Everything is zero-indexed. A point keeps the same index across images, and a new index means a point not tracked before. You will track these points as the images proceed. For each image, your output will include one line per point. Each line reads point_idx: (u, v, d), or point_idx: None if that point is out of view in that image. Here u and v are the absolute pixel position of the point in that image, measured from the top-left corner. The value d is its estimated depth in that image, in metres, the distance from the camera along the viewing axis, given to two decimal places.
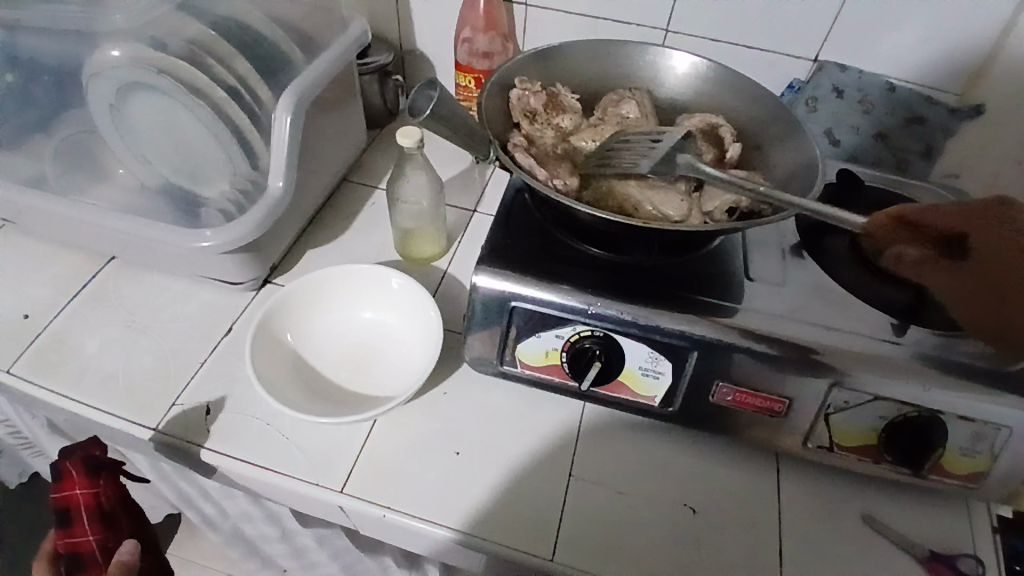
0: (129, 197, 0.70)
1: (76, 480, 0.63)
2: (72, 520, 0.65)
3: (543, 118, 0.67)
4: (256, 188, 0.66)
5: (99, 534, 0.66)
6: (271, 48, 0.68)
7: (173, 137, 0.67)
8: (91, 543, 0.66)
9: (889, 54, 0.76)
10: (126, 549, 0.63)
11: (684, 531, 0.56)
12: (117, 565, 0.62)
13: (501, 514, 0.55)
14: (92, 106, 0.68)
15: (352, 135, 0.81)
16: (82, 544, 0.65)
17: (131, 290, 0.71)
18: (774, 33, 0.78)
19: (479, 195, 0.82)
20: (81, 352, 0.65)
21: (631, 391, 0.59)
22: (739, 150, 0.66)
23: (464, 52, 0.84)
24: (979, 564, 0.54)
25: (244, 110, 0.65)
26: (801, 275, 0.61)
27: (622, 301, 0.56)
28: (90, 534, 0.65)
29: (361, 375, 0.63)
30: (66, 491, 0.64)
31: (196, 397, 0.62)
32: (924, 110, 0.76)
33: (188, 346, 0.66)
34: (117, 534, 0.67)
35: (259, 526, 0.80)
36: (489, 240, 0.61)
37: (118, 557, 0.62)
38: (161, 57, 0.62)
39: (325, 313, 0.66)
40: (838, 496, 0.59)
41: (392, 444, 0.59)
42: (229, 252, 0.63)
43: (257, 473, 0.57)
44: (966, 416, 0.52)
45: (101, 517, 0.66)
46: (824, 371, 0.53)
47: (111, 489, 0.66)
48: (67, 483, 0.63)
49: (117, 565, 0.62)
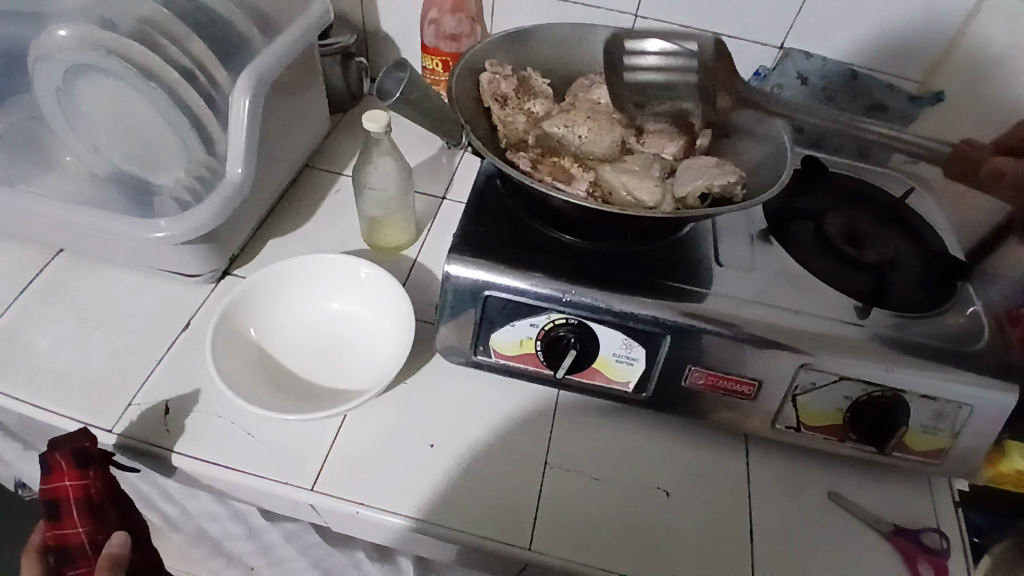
0: (79, 186, 0.66)
1: (63, 472, 0.54)
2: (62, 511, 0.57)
3: (513, 103, 0.65)
4: (214, 176, 0.63)
5: (88, 527, 0.58)
6: (228, 28, 0.65)
7: (124, 121, 0.63)
8: (80, 536, 0.58)
9: (852, 42, 0.78)
10: (116, 542, 0.56)
11: (658, 514, 0.56)
12: (106, 558, 0.56)
13: (478, 504, 0.55)
14: (37, 88, 0.63)
15: (314, 119, 0.78)
16: (71, 537, 0.58)
17: (82, 284, 0.67)
18: (741, 20, 0.79)
19: (447, 182, 0.80)
20: (29, 349, 0.61)
21: (605, 378, 0.59)
22: (708, 137, 0.67)
23: (431, 34, 0.81)
24: (942, 538, 0.57)
25: (200, 93, 0.62)
26: (768, 260, 0.62)
27: (595, 288, 0.56)
28: (79, 527, 0.58)
29: (329, 369, 0.61)
30: (55, 483, 0.55)
31: (156, 395, 0.59)
32: (885, 98, 0.78)
33: (145, 341, 0.63)
34: (107, 527, 0.59)
35: (224, 524, 0.77)
36: (461, 228, 0.60)
37: (107, 551, 0.56)
38: (112, 36, 0.59)
39: (291, 306, 0.64)
40: (805, 474, 0.60)
41: (364, 438, 0.58)
42: (186, 242, 0.60)
43: (223, 472, 0.55)
44: (928, 395, 0.54)
45: (89, 508, 0.58)
46: (792, 354, 0.54)
47: (101, 481, 0.57)
48: (55, 476, 0.54)
49: (107, 558, 0.56)
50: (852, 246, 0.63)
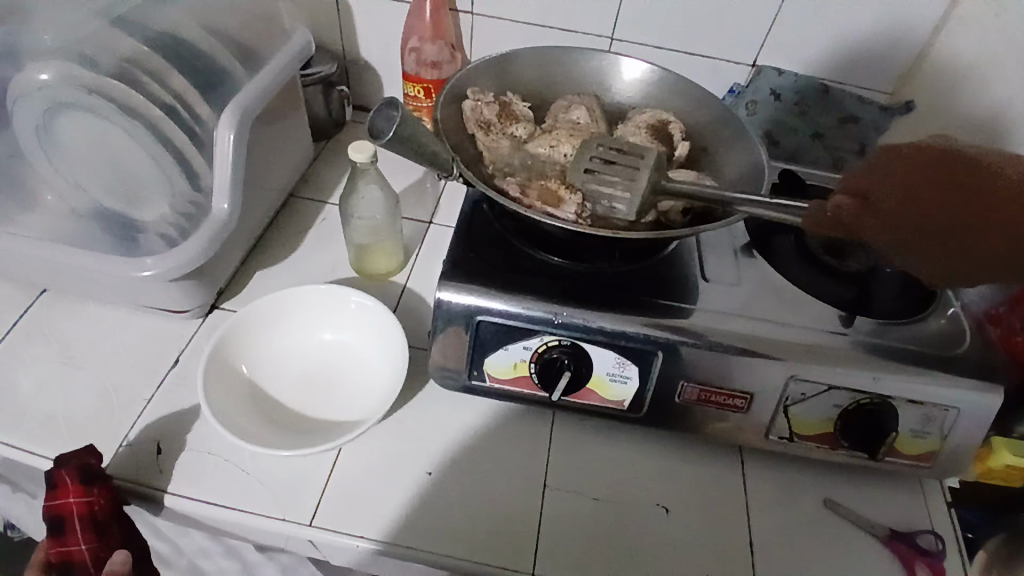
0: (59, 224, 0.65)
1: (69, 486, 0.52)
2: (65, 528, 0.53)
3: (497, 128, 0.66)
4: (200, 211, 0.63)
5: (92, 543, 0.54)
6: (210, 62, 0.65)
7: (106, 158, 0.63)
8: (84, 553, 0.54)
9: (821, 58, 0.80)
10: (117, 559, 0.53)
11: (659, 531, 0.57)
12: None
13: (479, 531, 0.55)
14: (15, 127, 0.63)
15: (297, 148, 0.78)
16: (74, 554, 0.54)
17: (66, 323, 0.66)
18: (715, 40, 0.81)
19: (433, 206, 0.81)
20: (14, 393, 0.60)
21: (600, 397, 0.59)
22: (686, 148, 0.68)
23: (412, 61, 0.82)
24: (937, 541, 0.58)
25: (183, 128, 0.62)
26: (753, 274, 0.63)
27: (587, 309, 0.56)
28: (82, 543, 0.54)
29: (322, 401, 0.61)
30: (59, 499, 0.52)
31: (146, 435, 0.58)
32: (857, 110, 0.81)
33: (133, 380, 0.62)
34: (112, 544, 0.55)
35: (218, 561, 0.75)
36: (450, 254, 0.61)
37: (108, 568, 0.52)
38: (90, 74, 0.59)
39: (282, 338, 0.64)
40: (800, 483, 0.61)
41: (362, 470, 0.57)
42: (174, 278, 0.60)
43: (219, 511, 0.54)
44: (915, 401, 0.55)
45: (93, 525, 0.53)
46: (782, 365, 0.55)
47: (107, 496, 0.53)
48: (60, 491, 0.52)
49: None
50: (834, 257, 0.65)
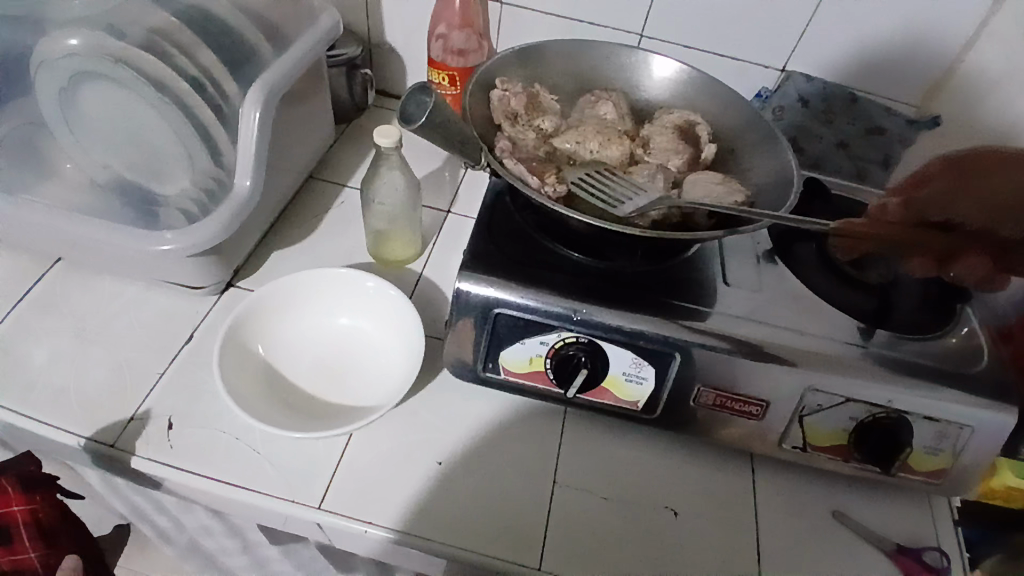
0: (78, 195, 0.65)
1: (11, 499, 0.79)
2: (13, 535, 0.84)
3: (523, 120, 0.66)
4: (222, 188, 0.62)
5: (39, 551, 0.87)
6: (237, 39, 0.65)
7: (129, 130, 0.62)
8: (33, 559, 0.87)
9: (850, 66, 0.80)
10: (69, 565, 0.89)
11: (667, 534, 0.56)
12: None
13: (486, 524, 0.54)
14: (38, 95, 0.63)
15: (319, 130, 0.77)
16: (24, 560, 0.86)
17: (80, 294, 0.66)
18: (744, 43, 0.80)
19: (452, 195, 0.80)
20: (27, 362, 0.60)
21: (614, 397, 0.59)
22: (713, 150, 0.67)
23: (439, 48, 0.82)
24: (942, 558, 0.57)
25: (208, 103, 0.61)
26: (774, 281, 0.63)
27: (607, 307, 0.56)
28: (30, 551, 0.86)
29: (334, 385, 0.60)
30: (6, 508, 0.80)
31: (158, 410, 0.58)
32: (882, 120, 0.80)
33: (147, 355, 0.61)
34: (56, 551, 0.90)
35: (219, 539, 0.76)
36: (471, 245, 0.60)
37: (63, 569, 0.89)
38: (119, 45, 0.58)
39: (297, 320, 0.64)
40: (809, 492, 0.61)
41: (372, 457, 0.57)
42: (193, 255, 0.59)
43: (227, 490, 0.54)
44: (931, 417, 0.55)
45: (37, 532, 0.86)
46: (799, 374, 0.55)
47: (45, 504, 0.84)
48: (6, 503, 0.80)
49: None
50: (855, 267, 0.64)
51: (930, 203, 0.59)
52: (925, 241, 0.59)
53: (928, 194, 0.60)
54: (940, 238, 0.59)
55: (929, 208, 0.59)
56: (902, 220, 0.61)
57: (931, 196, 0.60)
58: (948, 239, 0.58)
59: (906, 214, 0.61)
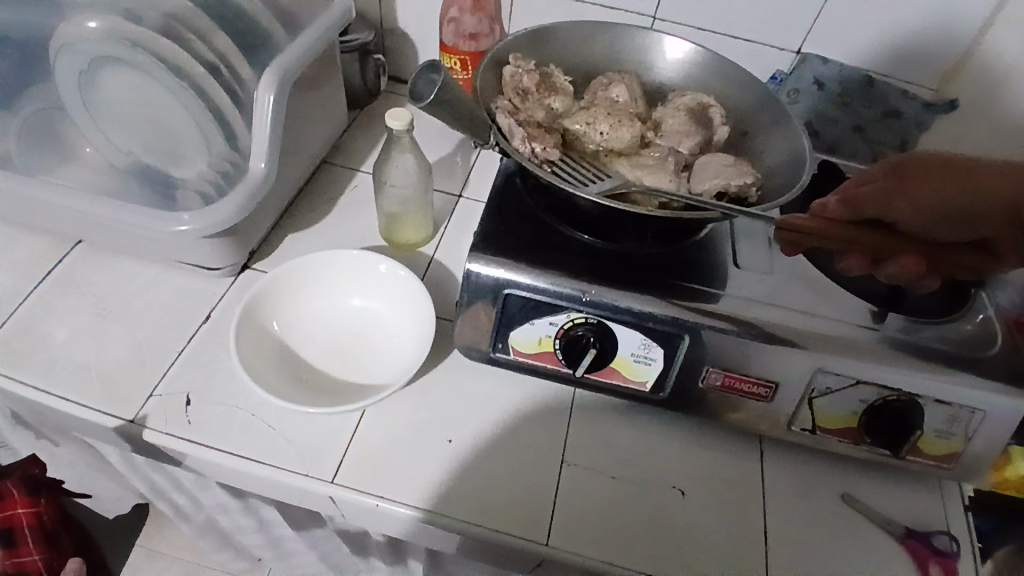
0: (97, 177, 0.67)
1: (18, 500, 1.04)
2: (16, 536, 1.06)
3: (534, 97, 0.66)
4: (237, 170, 0.63)
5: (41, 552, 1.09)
6: (252, 23, 0.65)
7: (147, 113, 0.64)
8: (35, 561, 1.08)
9: (869, 45, 0.78)
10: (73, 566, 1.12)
11: (674, 513, 0.57)
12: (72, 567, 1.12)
13: (494, 500, 0.56)
14: (58, 80, 0.64)
15: (332, 115, 0.78)
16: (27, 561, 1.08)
17: (99, 274, 0.67)
18: (757, 24, 0.79)
19: (463, 180, 0.81)
20: (49, 341, 0.62)
21: (622, 377, 0.59)
22: (725, 132, 0.66)
23: (450, 32, 0.81)
24: (952, 541, 0.58)
25: (224, 86, 0.62)
26: (787, 263, 0.62)
27: (616, 289, 0.56)
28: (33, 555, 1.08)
29: (347, 364, 0.61)
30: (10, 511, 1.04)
31: (176, 387, 0.59)
32: (899, 104, 0.79)
33: (165, 333, 0.63)
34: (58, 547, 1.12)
35: (235, 517, 0.79)
36: (481, 227, 0.61)
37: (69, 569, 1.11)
38: (136, 29, 0.59)
39: (311, 301, 0.65)
40: (817, 475, 0.61)
41: (384, 434, 0.58)
42: (209, 236, 0.61)
43: (243, 464, 0.55)
44: (942, 400, 0.55)
45: (40, 532, 1.09)
46: (809, 357, 0.55)
47: (45, 511, 1.08)
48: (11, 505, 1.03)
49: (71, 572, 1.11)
50: None
51: (870, 199, 0.57)
52: (861, 240, 0.58)
53: (868, 191, 0.58)
54: (875, 237, 0.58)
55: (864, 208, 0.57)
56: (837, 217, 0.59)
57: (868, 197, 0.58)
58: (887, 238, 0.57)
59: (845, 211, 0.59)
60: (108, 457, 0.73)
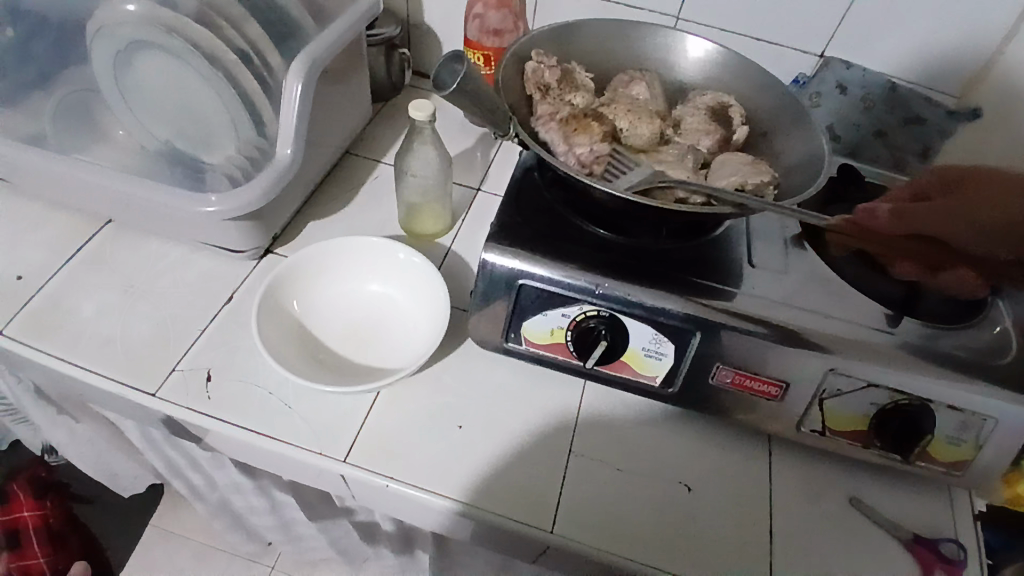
0: (129, 158, 0.69)
1: (23, 503, 1.16)
2: (24, 541, 1.16)
3: (555, 93, 0.67)
4: (263, 156, 0.65)
5: (50, 558, 1.18)
6: (283, 13, 0.67)
7: (179, 98, 0.66)
8: (41, 564, 1.17)
9: (895, 50, 0.78)
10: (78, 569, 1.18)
11: (679, 507, 0.57)
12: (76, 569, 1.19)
13: (501, 486, 0.56)
14: (96, 65, 0.67)
15: (357, 106, 0.80)
16: (34, 565, 1.16)
17: (126, 254, 0.70)
18: (781, 27, 0.79)
19: (483, 174, 0.82)
20: (78, 314, 0.64)
21: (633, 371, 0.60)
22: (745, 132, 0.67)
23: (474, 28, 0.83)
24: (961, 550, 0.57)
25: (254, 73, 0.64)
26: (802, 265, 0.62)
27: (629, 283, 0.57)
28: (39, 559, 1.17)
29: (363, 348, 0.63)
30: (16, 513, 1.15)
31: (197, 363, 0.61)
32: (923, 111, 0.78)
33: (189, 312, 0.65)
34: (65, 556, 1.19)
35: (247, 498, 0.81)
36: (498, 218, 0.62)
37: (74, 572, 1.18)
38: (172, 16, 0.61)
39: (329, 285, 0.66)
40: (826, 478, 0.61)
41: (396, 416, 0.59)
42: (234, 218, 0.62)
43: (259, 440, 0.57)
44: (954, 406, 0.54)
45: (49, 536, 1.18)
46: (821, 357, 0.55)
47: (53, 513, 1.19)
48: (17, 506, 1.15)
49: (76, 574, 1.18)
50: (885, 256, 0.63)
51: (924, 215, 0.59)
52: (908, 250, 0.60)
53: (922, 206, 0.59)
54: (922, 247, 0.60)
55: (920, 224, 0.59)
56: (891, 229, 0.61)
57: (926, 211, 0.59)
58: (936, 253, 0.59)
59: (899, 224, 0.60)
60: (128, 433, 0.76)
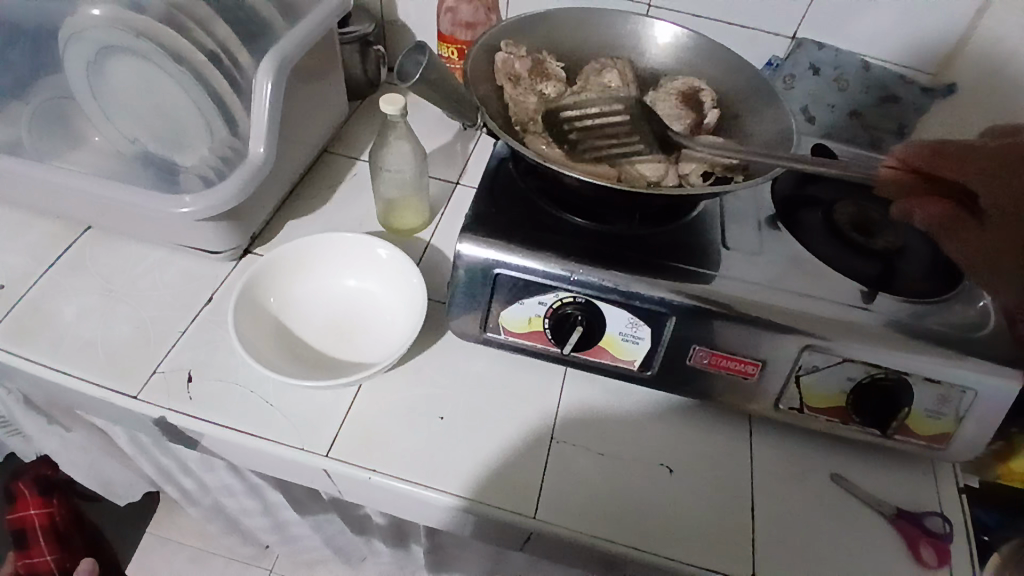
0: (105, 163, 0.69)
1: (30, 501, 1.11)
2: (31, 539, 1.14)
3: (526, 83, 0.67)
4: (237, 156, 0.65)
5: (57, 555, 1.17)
6: (252, 13, 0.67)
7: (151, 100, 0.66)
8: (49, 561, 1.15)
9: (865, 30, 0.78)
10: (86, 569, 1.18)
11: (661, 490, 0.58)
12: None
13: (485, 475, 0.57)
14: (67, 71, 0.67)
15: (333, 104, 0.80)
16: (41, 563, 1.15)
17: (105, 259, 0.70)
18: (752, 10, 0.80)
19: (462, 167, 0.82)
20: (58, 319, 0.64)
21: (611, 356, 0.60)
22: (716, 116, 0.67)
23: (447, 22, 0.83)
24: (945, 523, 0.57)
25: (224, 73, 0.64)
26: (777, 245, 0.63)
27: (604, 268, 0.57)
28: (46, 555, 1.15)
29: (344, 343, 0.63)
30: (23, 511, 1.12)
31: (178, 363, 0.61)
32: (897, 89, 0.78)
33: (169, 313, 0.65)
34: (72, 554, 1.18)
35: (240, 499, 0.81)
36: (473, 209, 0.62)
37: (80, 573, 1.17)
38: (139, 18, 0.61)
39: (309, 282, 0.67)
40: (808, 456, 0.61)
41: (378, 409, 0.60)
42: (209, 218, 0.63)
43: (240, 437, 0.57)
44: (931, 379, 0.55)
45: (54, 535, 1.16)
46: (797, 335, 0.55)
47: (62, 508, 1.15)
48: (23, 504, 1.11)
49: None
50: (861, 234, 0.64)
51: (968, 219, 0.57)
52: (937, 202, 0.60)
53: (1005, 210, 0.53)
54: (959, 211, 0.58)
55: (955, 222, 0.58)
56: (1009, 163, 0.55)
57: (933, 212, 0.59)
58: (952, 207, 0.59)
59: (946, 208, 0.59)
60: (115, 437, 0.76)
